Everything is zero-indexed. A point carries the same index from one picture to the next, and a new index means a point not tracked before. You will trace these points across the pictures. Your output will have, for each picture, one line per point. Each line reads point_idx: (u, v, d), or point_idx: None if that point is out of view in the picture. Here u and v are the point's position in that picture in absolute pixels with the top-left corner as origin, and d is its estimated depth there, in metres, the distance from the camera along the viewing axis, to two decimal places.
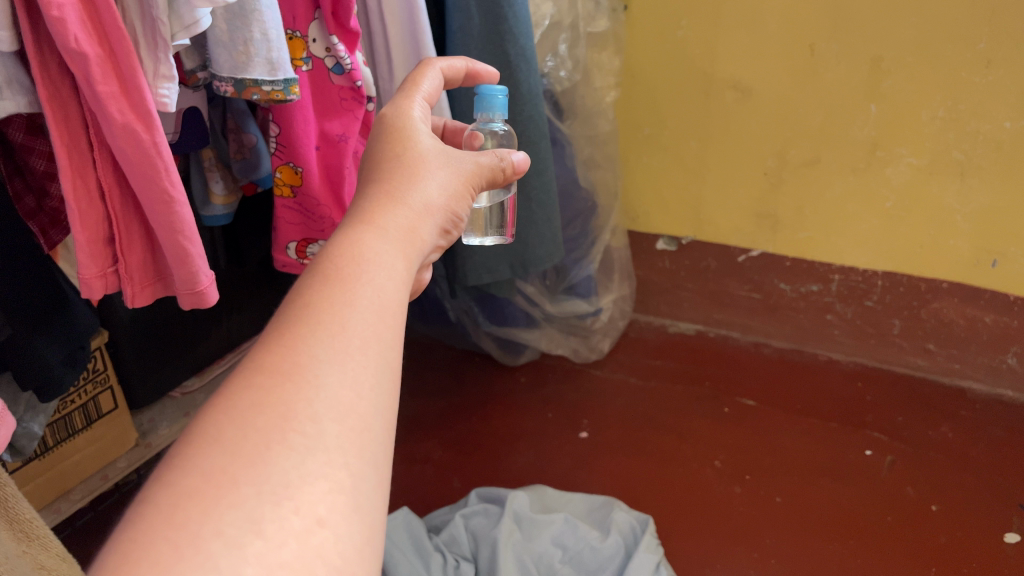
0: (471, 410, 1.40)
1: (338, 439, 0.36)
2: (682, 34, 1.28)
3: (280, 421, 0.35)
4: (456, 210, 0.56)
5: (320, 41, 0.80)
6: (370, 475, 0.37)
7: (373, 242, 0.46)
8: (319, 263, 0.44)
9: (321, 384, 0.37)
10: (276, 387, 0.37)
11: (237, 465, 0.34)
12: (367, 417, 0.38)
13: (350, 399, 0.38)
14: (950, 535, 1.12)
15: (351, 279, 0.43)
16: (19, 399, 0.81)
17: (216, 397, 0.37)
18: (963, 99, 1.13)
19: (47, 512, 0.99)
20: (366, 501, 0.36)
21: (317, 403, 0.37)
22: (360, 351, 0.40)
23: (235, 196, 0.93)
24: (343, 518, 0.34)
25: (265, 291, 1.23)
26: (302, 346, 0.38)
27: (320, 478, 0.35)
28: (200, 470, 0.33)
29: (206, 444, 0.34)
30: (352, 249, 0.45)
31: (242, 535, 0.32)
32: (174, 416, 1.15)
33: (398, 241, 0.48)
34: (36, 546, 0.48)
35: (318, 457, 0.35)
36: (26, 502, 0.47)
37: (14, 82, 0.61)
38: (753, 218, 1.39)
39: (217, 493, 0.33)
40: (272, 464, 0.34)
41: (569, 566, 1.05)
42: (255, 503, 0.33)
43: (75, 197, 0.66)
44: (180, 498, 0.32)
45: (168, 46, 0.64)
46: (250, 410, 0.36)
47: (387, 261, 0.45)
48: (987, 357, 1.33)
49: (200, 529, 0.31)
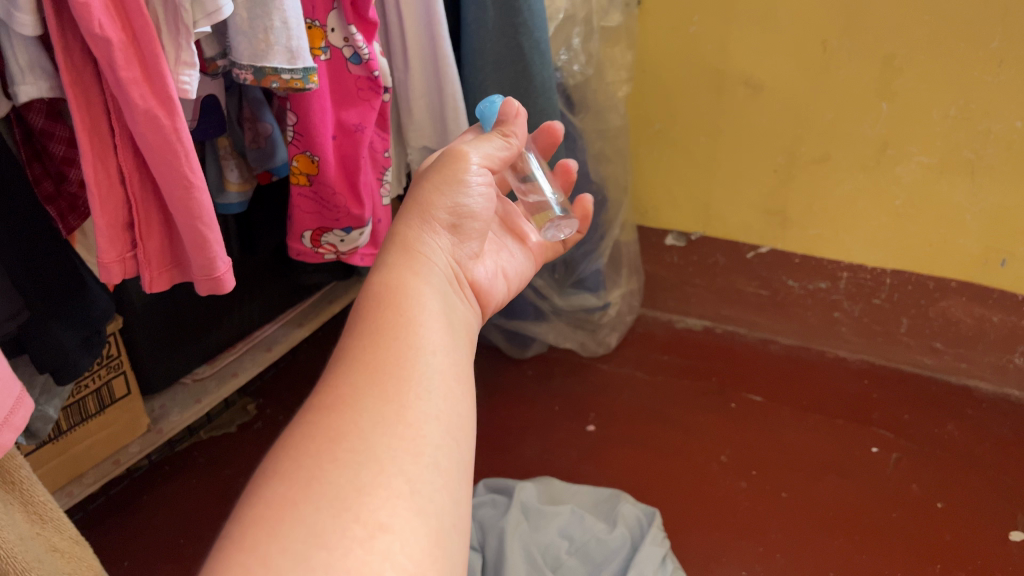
0: (478, 402, 1.41)
1: (387, 451, 0.43)
2: (695, 30, 1.28)
3: (331, 445, 0.43)
4: (464, 197, 0.66)
5: (338, 31, 0.80)
6: (428, 480, 0.44)
7: (384, 274, 0.57)
8: (351, 310, 0.53)
9: (361, 406, 0.45)
10: (324, 418, 0.45)
11: (297, 491, 0.40)
12: (414, 425, 0.45)
13: (395, 413, 0.46)
14: (954, 532, 1.12)
15: (372, 312, 0.52)
16: (35, 382, 0.82)
17: (280, 437, 0.45)
18: (974, 98, 1.13)
19: (59, 495, 1.01)
20: (429, 505, 0.43)
21: (362, 422, 0.44)
22: (389, 368, 0.48)
23: (250, 184, 0.94)
24: (403, 521, 0.41)
25: (277, 279, 1.24)
26: (340, 381, 0.47)
27: (375, 489, 0.41)
28: (264, 499, 0.40)
29: (269, 479, 0.42)
30: (371, 286, 0.55)
31: (309, 548, 0.38)
32: (185, 402, 1.15)
33: (407, 267, 0.58)
34: (48, 527, 0.65)
35: (369, 470, 0.42)
36: (38, 486, 0.64)
37: (37, 66, 0.62)
38: (762, 215, 1.40)
39: (282, 514, 0.39)
40: (331, 484, 0.41)
41: (576, 557, 1.06)
42: (317, 518, 0.39)
43: (97, 182, 0.66)
44: (250, 524, 0.39)
45: (190, 32, 0.64)
46: (305, 439, 0.43)
47: (402, 286, 0.55)
48: (994, 357, 1.33)
49: (269, 547, 0.38)
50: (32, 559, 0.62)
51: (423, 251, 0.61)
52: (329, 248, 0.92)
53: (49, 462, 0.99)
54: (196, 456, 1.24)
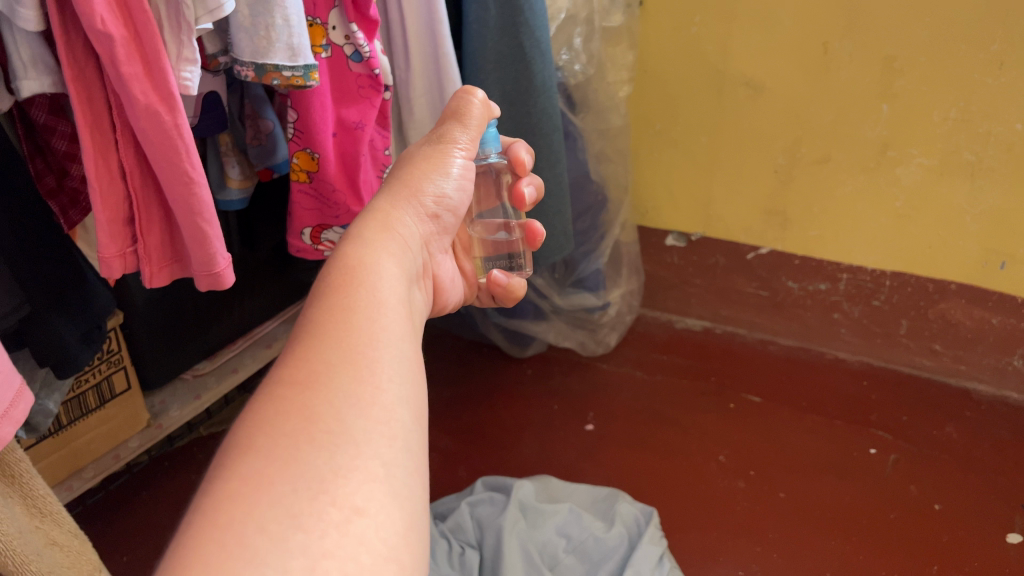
0: (477, 401, 1.41)
1: (362, 433, 0.40)
2: (696, 30, 1.28)
3: (307, 424, 0.40)
4: (446, 189, 0.68)
5: (339, 29, 0.81)
6: (404, 463, 0.41)
7: (359, 245, 0.54)
8: (321, 278, 0.50)
9: (336, 387, 0.42)
10: (298, 395, 0.41)
11: (274, 469, 0.37)
12: (388, 408, 0.42)
13: (370, 394, 0.42)
14: (952, 533, 1.12)
15: (347, 285, 0.48)
16: (35, 376, 0.82)
17: (247, 411, 0.41)
18: (975, 100, 1.13)
19: (58, 489, 1.01)
20: (404, 489, 0.40)
21: (336, 401, 0.41)
22: (368, 346, 0.45)
23: (251, 181, 0.95)
24: (379, 505, 0.38)
25: (278, 276, 1.24)
26: (316, 355, 0.43)
27: (352, 471, 0.38)
28: (237, 475, 0.37)
29: (240, 455, 0.38)
30: (350, 257, 0.52)
31: (286, 530, 0.35)
32: (185, 398, 1.16)
33: (384, 242, 0.56)
34: (48, 521, 0.66)
35: (347, 451, 0.39)
36: (39, 481, 0.64)
37: (40, 62, 0.63)
38: (762, 216, 1.40)
39: (257, 494, 0.36)
40: (306, 464, 0.38)
41: (573, 556, 1.06)
42: (293, 500, 0.36)
43: (98, 176, 0.67)
44: (223, 501, 0.36)
45: (192, 29, 0.65)
46: (278, 417, 0.40)
47: (381, 263, 0.53)
48: (993, 359, 1.34)
49: (246, 526, 0.35)
50: (32, 552, 0.62)
51: (402, 230, 0.60)
52: (329, 245, 0.93)
53: (50, 455, 0.99)
54: (195, 452, 1.24)
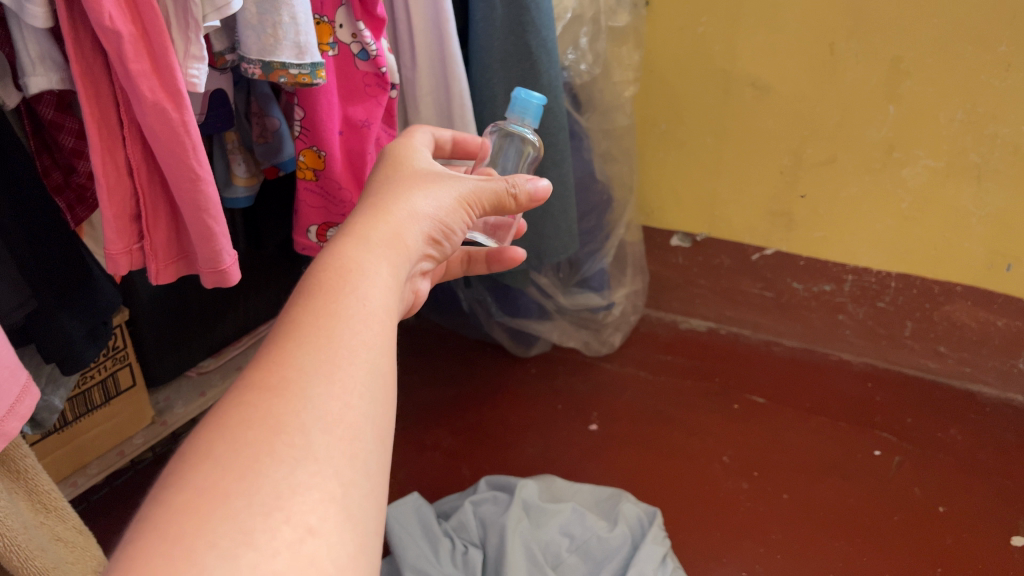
0: (481, 400, 1.41)
1: (327, 451, 0.37)
2: (702, 31, 1.27)
3: (270, 434, 0.36)
4: (453, 210, 0.59)
5: (346, 27, 0.80)
6: (362, 484, 0.38)
7: (353, 259, 0.47)
8: (306, 284, 0.45)
9: (308, 396, 0.38)
10: (265, 402, 0.38)
11: (228, 480, 0.34)
12: (355, 426, 0.39)
13: (339, 410, 0.39)
14: (955, 536, 1.12)
15: (337, 295, 0.44)
16: (41, 371, 0.82)
17: (209, 415, 0.38)
18: (981, 102, 1.13)
19: (63, 485, 1.01)
20: (359, 511, 0.37)
21: (304, 413, 0.38)
22: (348, 360, 0.41)
23: (257, 179, 0.95)
24: (334, 526, 0.35)
25: (283, 274, 1.24)
26: (291, 362, 0.40)
27: (310, 489, 0.35)
28: (191, 486, 0.34)
29: (196, 462, 0.35)
30: (341, 266, 0.46)
31: (235, 547, 0.32)
32: (190, 395, 1.16)
33: (384, 253, 0.49)
34: (53, 516, 0.66)
35: (307, 467, 0.36)
36: (43, 477, 0.64)
37: (48, 59, 0.63)
38: (768, 217, 1.39)
39: (209, 506, 0.33)
40: (263, 476, 0.35)
41: (577, 555, 1.06)
42: (246, 516, 0.33)
43: (105, 173, 0.67)
44: (174, 513, 0.33)
45: (200, 26, 0.65)
46: (240, 425, 0.37)
47: (374, 270, 0.47)
48: (998, 361, 1.34)
49: (195, 541, 0.32)
50: (36, 548, 0.63)
51: (407, 245, 0.52)
52: None
53: (56, 450, 1.00)
54: None
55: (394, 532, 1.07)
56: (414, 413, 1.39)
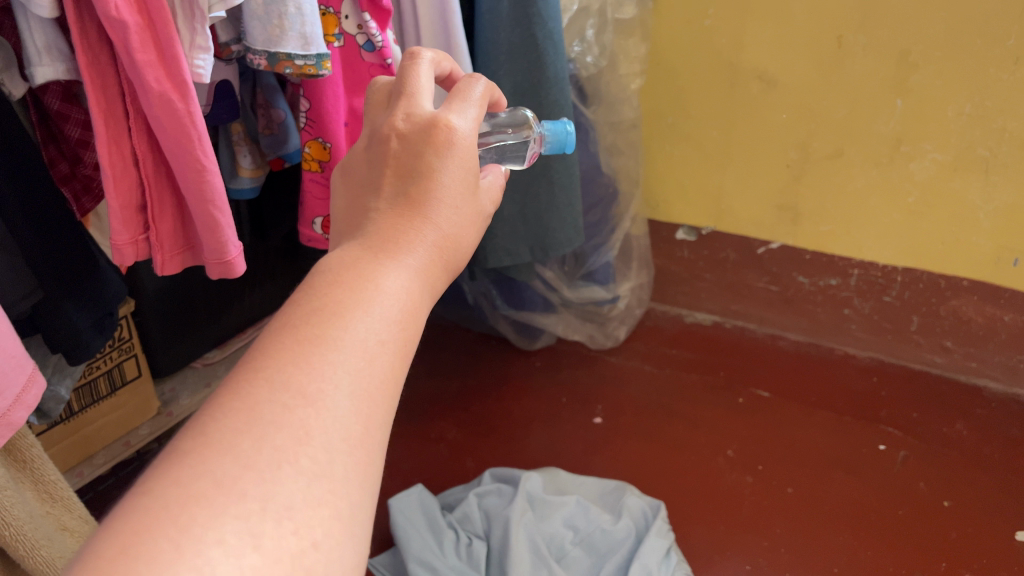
0: (485, 392, 1.42)
1: (344, 469, 0.35)
2: (709, 23, 1.26)
3: (295, 442, 0.34)
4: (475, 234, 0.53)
5: (352, 18, 0.80)
6: (366, 504, 0.36)
7: (398, 301, 0.42)
8: (356, 303, 0.40)
9: (338, 416, 0.36)
10: (296, 408, 0.35)
11: (247, 478, 0.33)
12: (371, 449, 0.37)
13: (363, 437, 0.36)
14: (961, 532, 1.12)
15: (386, 331, 0.40)
16: (48, 361, 0.82)
17: (233, 397, 0.35)
18: (990, 96, 1.12)
19: (70, 475, 1.02)
20: (360, 529, 0.35)
21: (331, 429, 0.35)
22: (383, 400, 0.38)
23: (262, 170, 0.95)
24: (337, 543, 0.34)
25: (288, 265, 1.25)
26: (330, 379, 0.37)
27: (320, 502, 0.34)
28: (207, 477, 0.32)
29: (213, 451, 0.33)
30: (391, 298, 0.41)
31: (242, 546, 0.31)
32: (195, 387, 1.17)
33: (428, 289, 0.45)
34: (59, 506, 0.66)
35: (321, 482, 0.34)
36: (50, 466, 0.65)
37: (54, 49, 0.63)
38: (774, 210, 1.39)
39: (223, 502, 0.32)
40: (279, 482, 0.33)
41: (580, 548, 1.06)
42: (257, 520, 0.32)
43: (111, 163, 0.67)
44: (189, 502, 0.31)
45: (205, 16, 0.64)
46: (268, 424, 0.34)
47: (418, 307, 0.43)
48: (1004, 357, 1.33)
49: (203, 536, 0.30)
50: (42, 536, 0.63)
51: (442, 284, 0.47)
52: None
53: (61, 441, 1.00)
54: None
55: (398, 522, 1.08)
56: (419, 406, 1.39)
